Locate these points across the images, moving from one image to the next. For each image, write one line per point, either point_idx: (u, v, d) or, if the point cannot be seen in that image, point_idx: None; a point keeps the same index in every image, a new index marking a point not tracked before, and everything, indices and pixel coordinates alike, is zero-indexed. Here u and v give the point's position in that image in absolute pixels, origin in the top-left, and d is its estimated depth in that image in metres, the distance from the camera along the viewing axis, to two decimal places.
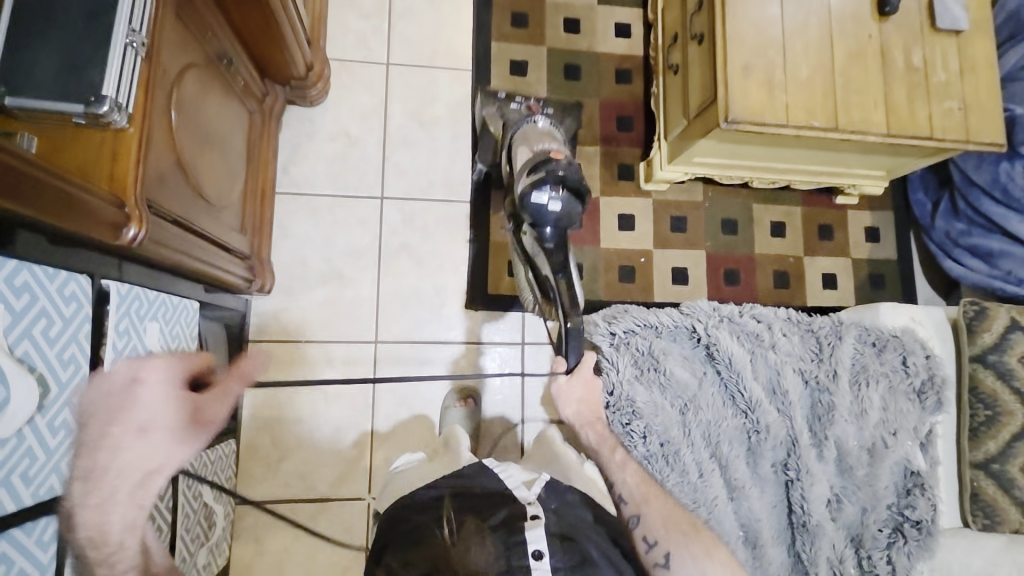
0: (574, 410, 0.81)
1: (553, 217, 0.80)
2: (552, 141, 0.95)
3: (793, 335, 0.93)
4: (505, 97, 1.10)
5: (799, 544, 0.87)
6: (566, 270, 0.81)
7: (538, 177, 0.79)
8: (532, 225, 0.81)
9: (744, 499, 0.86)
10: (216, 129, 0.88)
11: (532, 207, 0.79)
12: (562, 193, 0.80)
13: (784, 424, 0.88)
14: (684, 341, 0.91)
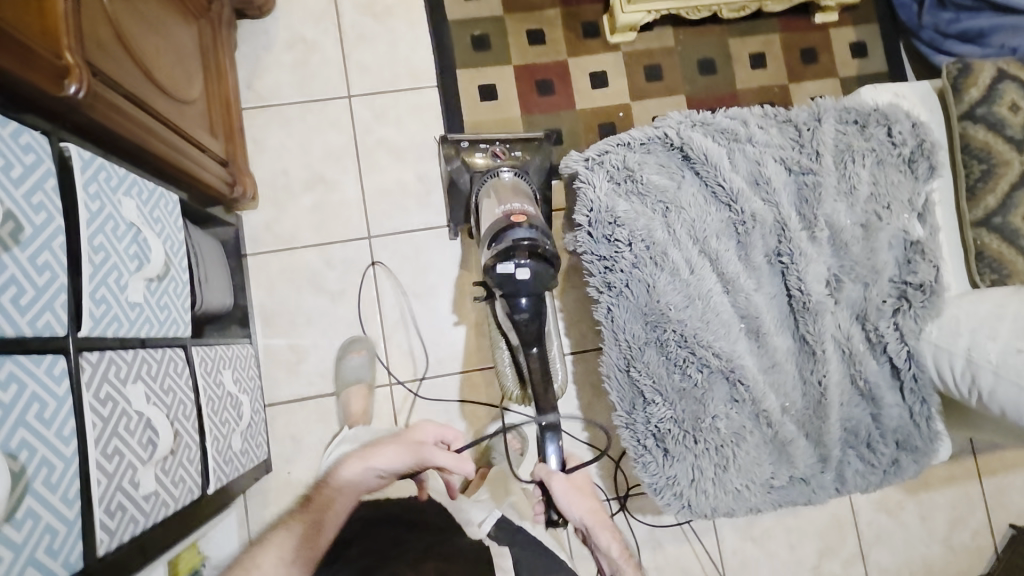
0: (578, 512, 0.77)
1: (528, 284, 0.78)
2: (522, 195, 0.93)
3: (771, 127, 0.91)
4: (469, 144, 1.08)
5: (802, 326, 0.87)
6: (540, 342, 0.81)
7: (503, 250, 0.78)
8: (505, 297, 0.80)
9: (740, 291, 0.86)
10: (159, 22, 0.87)
11: (498, 278, 0.78)
12: (529, 260, 0.79)
13: (772, 212, 0.87)
14: (659, 150, 0.90)
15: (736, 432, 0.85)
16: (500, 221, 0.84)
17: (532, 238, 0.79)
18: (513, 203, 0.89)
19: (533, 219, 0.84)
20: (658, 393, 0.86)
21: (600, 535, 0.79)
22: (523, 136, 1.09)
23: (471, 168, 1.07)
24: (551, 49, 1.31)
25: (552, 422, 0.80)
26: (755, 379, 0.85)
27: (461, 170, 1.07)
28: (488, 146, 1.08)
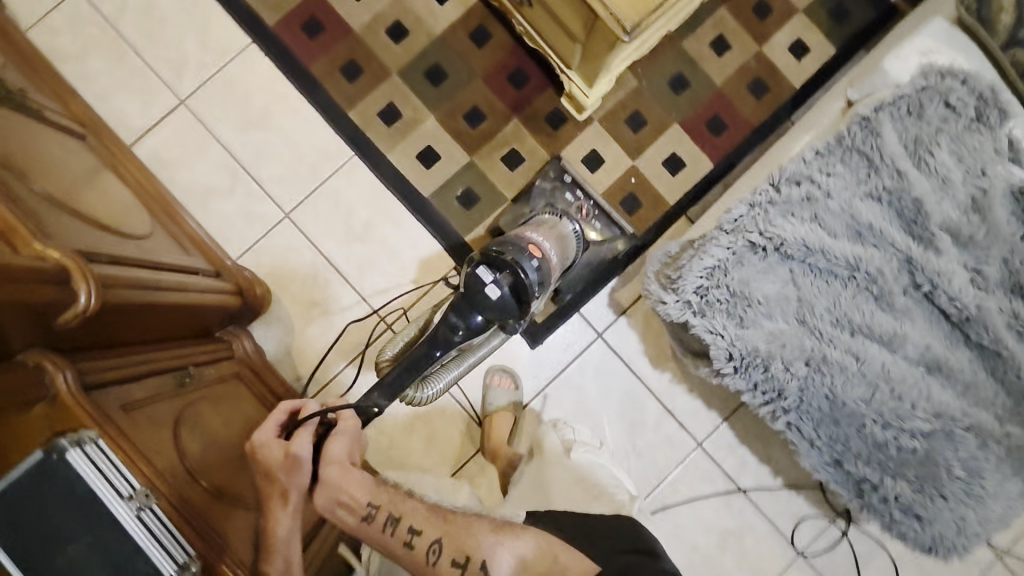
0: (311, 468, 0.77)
1: (485, 301, 0.86)
2: (555, 239, 1.03)
3: (836, 166, 0.85)
4: (568, 177, 1.19)
5: (974, 334, 0.85)
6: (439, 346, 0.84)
7: (497, 260, 0.88)
8: (464, 300, 0.86)
9: (904, 343, 0.84)
10: (225, 434, 0.87)
11: (470, 279, 0.86)
12: (504, 282, 0.86)
13: (890, 253, 0.84)
14: (751, 258, 0.86)
15: (974, 466, 0.85)
16: (518, 241, 0.94)
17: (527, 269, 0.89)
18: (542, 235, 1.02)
19: (544, 258, 0.94)
20: (886, 472, 0.86)
21: (419, 515, 0.76)
22: (606, 209, 1.19)
23: (554, 201, 1.18)
24: (532, 163, 1.21)
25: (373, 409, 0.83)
26: (963, 411, 0.84)
27: (544, 197, 1.18)
28: (575, 197, 1.19)
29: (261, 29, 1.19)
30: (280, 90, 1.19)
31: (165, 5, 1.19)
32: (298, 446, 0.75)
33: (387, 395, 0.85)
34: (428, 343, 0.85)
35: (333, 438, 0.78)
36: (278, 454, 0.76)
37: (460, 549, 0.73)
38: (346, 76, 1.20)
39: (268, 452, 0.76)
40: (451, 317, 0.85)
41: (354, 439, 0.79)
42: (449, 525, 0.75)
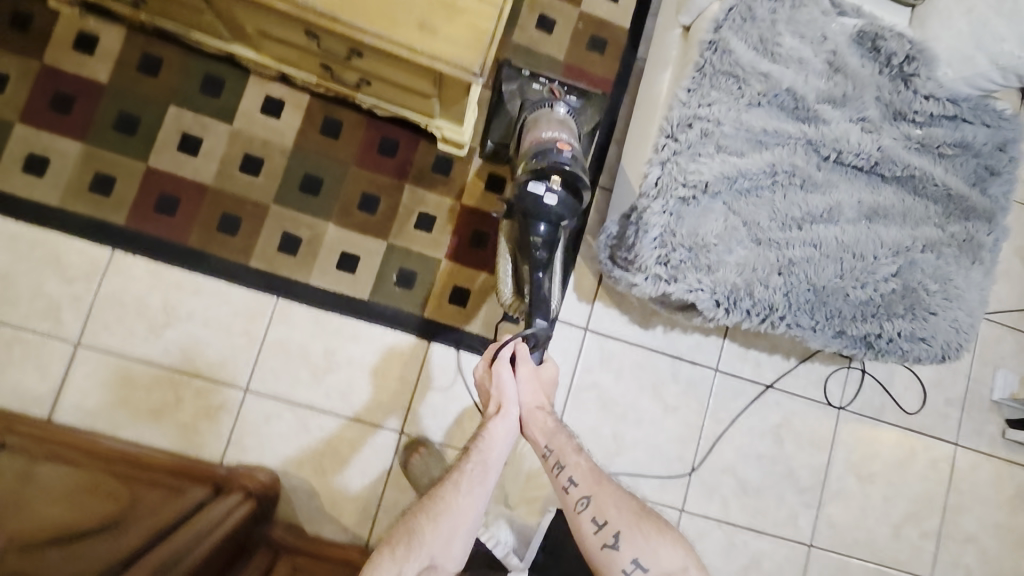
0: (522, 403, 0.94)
1: (546, 209, 0.91)
2: (567, 130, 1.01)
3: (711, 94, 0.91)
4: (529, 76, 1.11)
5: (888, 171, 0.94)
6: (541, 268, 0.93)
7: (542, 168, 0.92)
8: (526, 214, 0.92)
9: (842, 209, 0.91)
10: None
11: (530, 196, 0.91)
12: (558, 186, 0.91)
13: (790, 144, 0.91)
14: (688, 208, 0.90)
15: (943, 275, 0.94)
16: (547, 143, 0.96)
17: (569, 165, 0.93)
18: (557, 131, 0.99)
19: (574, 151, 0.96)
20: (883, 320, 0.94)
21: (603, 493, 0.87)
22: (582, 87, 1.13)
23: (529, 98, 1.10)
24: (445, 214, 1.21)
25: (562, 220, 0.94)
26: (911, 236, 0.93)
27: (516, 101, 1.10)
28: (545, 83, 1.11)
29: (115, 231, 1.10)
30: (170, 278, 1.12)
31: (0, 261, 1.07)
32: (512, 378, 0.92)
33: (544, 315, 0.92)
34: (533, 269, 0.92)
35: (525, 364, 0.94)
36: (501, 374, 0.92)
37: (609, 509, 0.86)
38: (228, 231, 1.13)
39: (495, 380, 0.92)
40: (528, 238, 0.92)
41: (540, 383, 0.96)
42: (602, 488, 0.88)
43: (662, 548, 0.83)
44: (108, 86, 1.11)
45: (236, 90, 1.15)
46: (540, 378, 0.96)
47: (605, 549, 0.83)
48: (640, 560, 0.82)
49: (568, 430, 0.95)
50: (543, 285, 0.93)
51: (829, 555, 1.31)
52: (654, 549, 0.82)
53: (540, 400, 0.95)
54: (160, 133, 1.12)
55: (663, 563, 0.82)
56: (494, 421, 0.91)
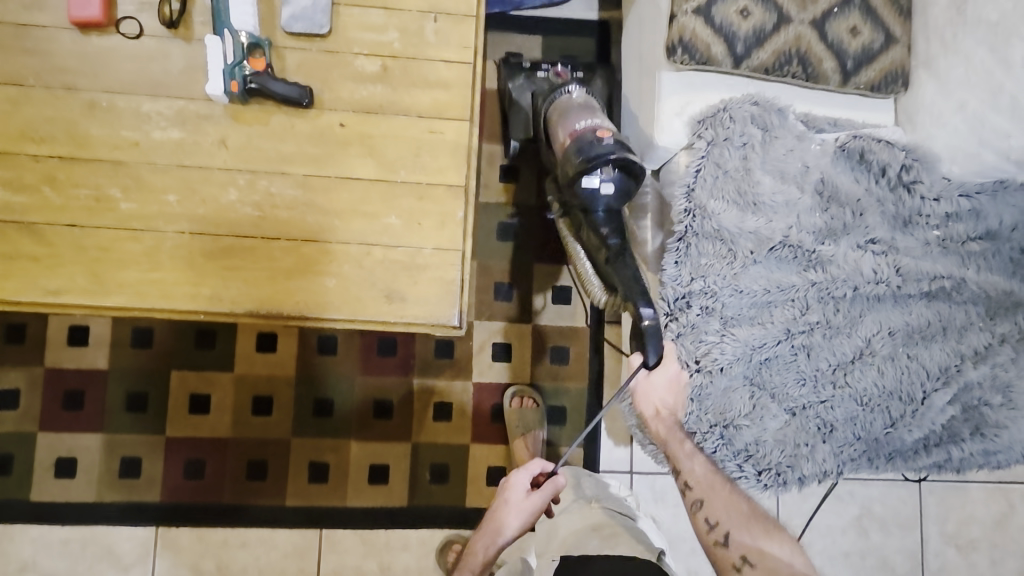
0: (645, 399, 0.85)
1: (606, 200, 0.81)
2: (593, 114, 0.88)
3: (700, 263, 0.85)
4: (528, 67, 1.03)
5: (913, 289, 0.85)
6: (607, 205, 0.83)
7: (586, 163, 0.79)
8: (586, 209, 0.84)
9: (874, 348, 0.84)
10: None
11: (586, 194, 0.80)
12: (612, 172, 0.80)
13: (799, 294, 0.84)
14: (708, 392, 0.84)
15: (1005, 383, 0.85)
16: (584, 134, 0.83)
17: (617, 144, 0.81)
18: (591, 118, 0.86)
19: (614, 133, 0.84)
20: (948, 446, 0.86)
21: (728, 513, 0.79)
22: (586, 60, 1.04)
23: (538, 86, 1.01)
24: (460, 398, 1.18)
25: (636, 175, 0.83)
26: (957, 352, 0.85)
27: (526, 91, 1.02)
28: (548, 69, 1.02)
29: (152, 510, 1.11)
30: (215, 538, 1.12)
31: (57, 570, 1.09)
32: (533, 504, 0.94)
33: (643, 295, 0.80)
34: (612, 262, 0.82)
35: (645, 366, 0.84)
36: (520, 499, 0.95)
37: (720, 510, 0.79)
38: (257, 477, 1.13)
39: (513, 493, 0.95)
40: (597, 235, 0.83)
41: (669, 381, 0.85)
42: (715, 492, 0.81)
43: (772, 548, 0.76)
44: (111, 371, 1.12)
45: (228, 337, 1.15)
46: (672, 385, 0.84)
47: (717, 546, 0.77)
48: (749, 556, 0.75)
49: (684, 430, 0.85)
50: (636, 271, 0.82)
51: None
52: (762, 547, 0.76)
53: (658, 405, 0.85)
54: (169, 400, 1.13)
55: (772, 558, 0.75)
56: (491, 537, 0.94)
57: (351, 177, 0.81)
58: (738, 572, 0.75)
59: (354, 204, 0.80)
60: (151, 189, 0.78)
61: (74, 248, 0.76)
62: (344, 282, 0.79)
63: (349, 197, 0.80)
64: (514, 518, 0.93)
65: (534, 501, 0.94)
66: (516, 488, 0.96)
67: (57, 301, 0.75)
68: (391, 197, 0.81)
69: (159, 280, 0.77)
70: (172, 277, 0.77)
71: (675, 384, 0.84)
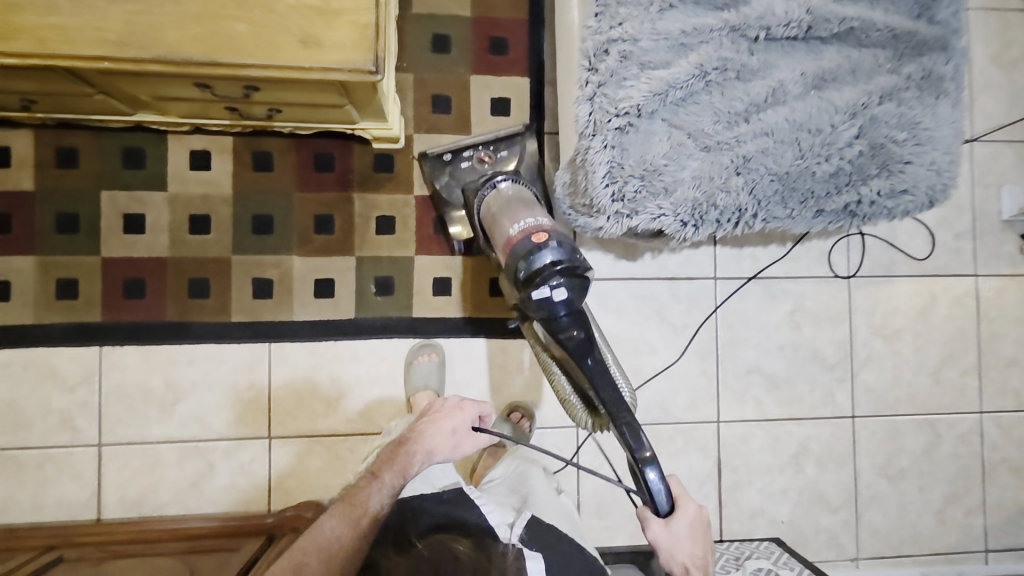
0: (670, 556, 0.86)
1: (563, 305, 0.92)
2: (530, 212, 1.00)
3: (617, 10, 0.84)
4: (449, 157, 1.16)
5: (825, 31, 0.87)
6: (569, 306, 0.93)
7: (533, 276, 0.92)
8: (546, 318, 0.93)
9: (787, 88, 0.86)
10: None
11: (540, 302, 0.92)
12: (558, 280, 0.92)
13: (715, 36, 0.85)
14: (629, 136, 0.86)
15: (911, 120, 0.89)
16: (524, 241, 0.94)
17: (559, 257, 0.92)
18: (526, 218, 0.97)
19: (551, 232, 0.95)
20: (857, 185, 0.90)
21: None
22: (505, 135, 1.17)
23: (464, 180, 1.15)
24: (401, 211, 1.19)
25: (577, 273, 0.94)
26: (867, 91, 0.88)
27: (455, 187, 1.16)
28: (471, 155, 1.16)
29: (95, 330, 1.11)
30: (163, 357, 1.14)
31: (3, 393, 1.10)
32: (476, 440, 0.92)
33: (624, 408, 0.89)
34: (584, 364, 0.91)
35: (678, 520, 0.86)
36: (466, 432, 0.92)
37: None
38: (200, 295, 1.14)
39: (461, 423, 0.91)
40: (559, 341, 0.93)
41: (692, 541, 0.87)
42: None
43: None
44: (36, 192, 1.10)
45: (157, 153, 1.13)
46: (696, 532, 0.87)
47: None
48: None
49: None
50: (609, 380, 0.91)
51: (874, 420, 1.31)
52: None
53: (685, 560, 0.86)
54: (102, 221, 1.12)
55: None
56: (420, 458, 0.88)
57: None
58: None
59: None
60: None
61: None
62: (257, 26, 0.77)
63: None
64: (436, 446, 0.89)
65: (477, 439, 0.92)
66: (465, 418, 0.92)
67: None
68: None
69: (60, 25, 0.74)
70: (72, 22, 0.74)
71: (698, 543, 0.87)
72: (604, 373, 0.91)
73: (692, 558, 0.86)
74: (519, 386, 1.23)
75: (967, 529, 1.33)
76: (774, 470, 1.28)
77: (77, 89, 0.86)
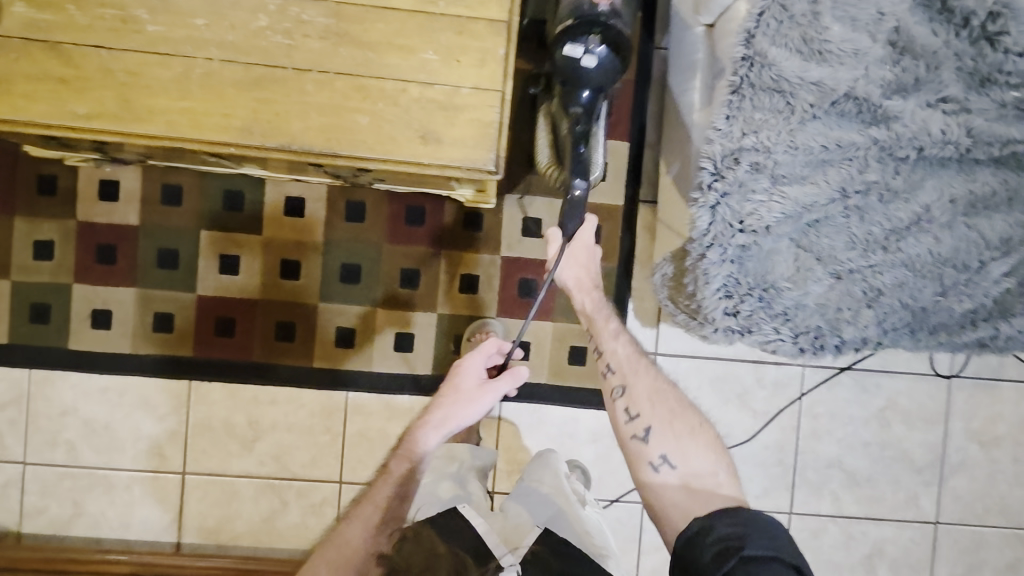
0: (571, 276, 0.91)
1: (585, 72, 0.84)
2: None
3: (754, 118, 0.79)
4: None
5: (981, 153, 0.80)
6: (593, 86, 0.85)
7: (581, 26, 0.83)
8: (567, 82, 0.86)
9: (932, 214, 0.79)
10: None
11: (567, 63, 0.84)
12: (597, 49, 0.83)
13: (858, 152, 0.79)
14: (752, 252, 0.81)
15: None
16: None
17: (609, 26, 0.84)
18: None
19: (614, 5, 0.86)
20: (997, 322, 0.83)
21: (670, 446, 0.81)
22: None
23: None
24: (486, 271, 1.18)
25: (624, 54, 0.85)
26: (1021, 224, 0.80)
27: None
28: None
29: (186, 364, 1.15)
30: (246, 396, 1.17)
31: (99, 414, 1.16)
32: (484, 397, 0.93)
33: (585, 182, 0.84)
34: (573, 141, 0.86)
35: (575, 245, 0.90)
36: (470, 388, 0.94)
37: (643, 403, 0.84)
38: (286, 338, 1.16)
39: (464, 380, 0.94)
40: (568, 108, 0.87)
41: (579, 264, 0.91)
42: (638, 377, 0.86)
43: (695, 449, 0.81)
44: (140, 228, 1.13)
45: (255, 197, 1.14)
46: (589, 254, 0.92)
47: (635, 441, 0.82)
48: (670, 457, 0.80)
49: (609, 315, 0.92)
50: (586, 171, 0.85)
51: (959, 530, 1.24)
52: (681, 446, 0.81)
53: (581, 279, 0.91)
54: (200, 260, 1.14)
55: (694, 463, 0.80)
56: (427, 428, 0.92)
57: (387, 6, 0.75)
58: (654, 472, 0.81)
59: (390, 35, 0.75)
60: (176, 10, 0.73)
61: (101, 71, 0.73)
62: (380, 119, 0.75)
63: (384, 28, 0.75)
64: (435, 414, 0.93)
65: (485, 393, 0.93)
66: (467, 372, 0.95)
67: (88, 127, 0.73)
68: (428, 30, 0.75)
69: (190, 110, 0.74)
70: (203, 107, 0.74)
71: (589, 264, 0.92)
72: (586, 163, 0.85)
73: (585, 273, 0.91)
74: (585, 454, 1.22)
75: None
76: (843, 568, 1.23)
77: (198, 159, 0.90)
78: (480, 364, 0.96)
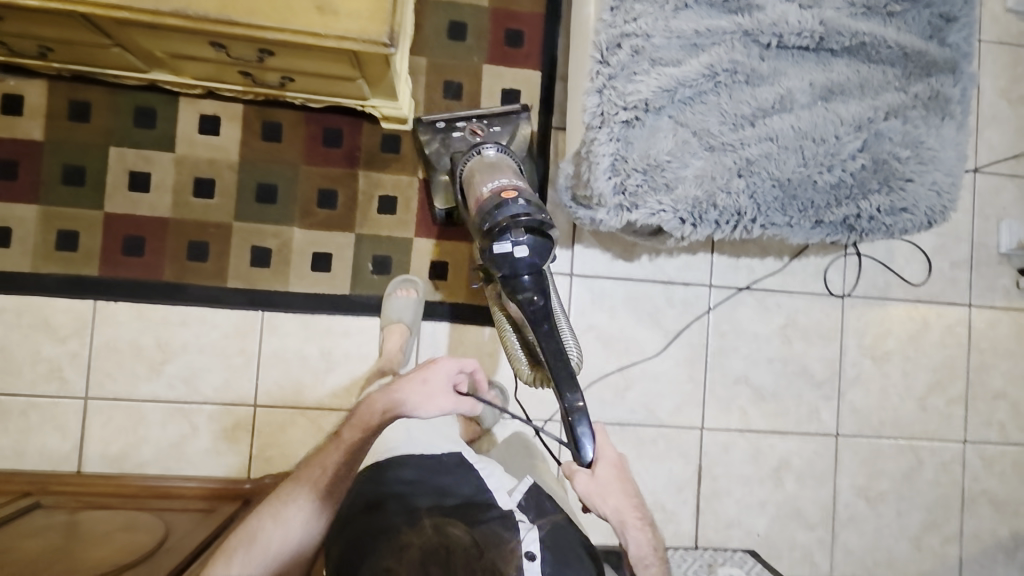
0: (606, 506, 0.81)
1: (521, 262, 0.86)
2: (506, 174, 0.97)
3: (634, 6, 0.85)
4: (442, 124, 1.12)
5: (836, 44, 0.88)
6: (528, 268, 0.87)
7: (501, 224, 0.86)
8: (506, 279, 0.87)
9: (794, 96, 0.87)
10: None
11: (501, 258, 0.86)
12: (521, 234, 0.86)
13: (727, 39, 0.86)
14: (635, 130, 0.86)
15: (915, 139, 0.90)
16: (492, 197, 0.91)
17: (526, 210, 0.88)
18: (501, 180, 0.95)
19: (521, 190, 0.92)
20: (857, 199, 0.91)
21: None
22: (500, 111, 1.14)
23: (453, 147, 1.12)
24: (405, 192, 1.19)
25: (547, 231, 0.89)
26: (873, 107, 0.89)
27: (444, 158, 1.12)
28: (464, 126, 1.12)
29: (91, 284, 1.12)
30: (155, 316, 1.14)
31: None
32: (446, 401, 0.78)
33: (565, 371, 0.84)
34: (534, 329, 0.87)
35: (597, 467, 0.82)
36: (442, 389, 0.79)
37: None
38: (198, 258, 1.14)
39: (434, 378, 0.79)
40: (517, 300, 0.87)
41: (612, 476, 0.82)
42: None
43: None
44: (46, 142, 1.11)
45: (167, 114, 1.13)
46: (620, 474, 0.83)
47: None
48: None
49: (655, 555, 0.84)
50: (560, 346, 0.86)
51: (859, 441, 1.31)
52: None
53: (621, 507, 0.82)
54: (108, 176, 1.13)
55: None
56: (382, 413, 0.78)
57: None
58: None
59: None
60: None
61: None
62: None
63: None
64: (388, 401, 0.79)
65: (448, 401, 0.78)
66: (444, 373, 0.79)
67: None
68: None
69: None
70: None
71: (622, 489, 0.82)
72: (555, 336, 0.86)
73: (619, 498, 0.82)
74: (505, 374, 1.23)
75: (941, 557, 1.33)
76: (754, 481, 1.28)
77: (95, 39, 0.88)
78: (451, 369, 0.80)
